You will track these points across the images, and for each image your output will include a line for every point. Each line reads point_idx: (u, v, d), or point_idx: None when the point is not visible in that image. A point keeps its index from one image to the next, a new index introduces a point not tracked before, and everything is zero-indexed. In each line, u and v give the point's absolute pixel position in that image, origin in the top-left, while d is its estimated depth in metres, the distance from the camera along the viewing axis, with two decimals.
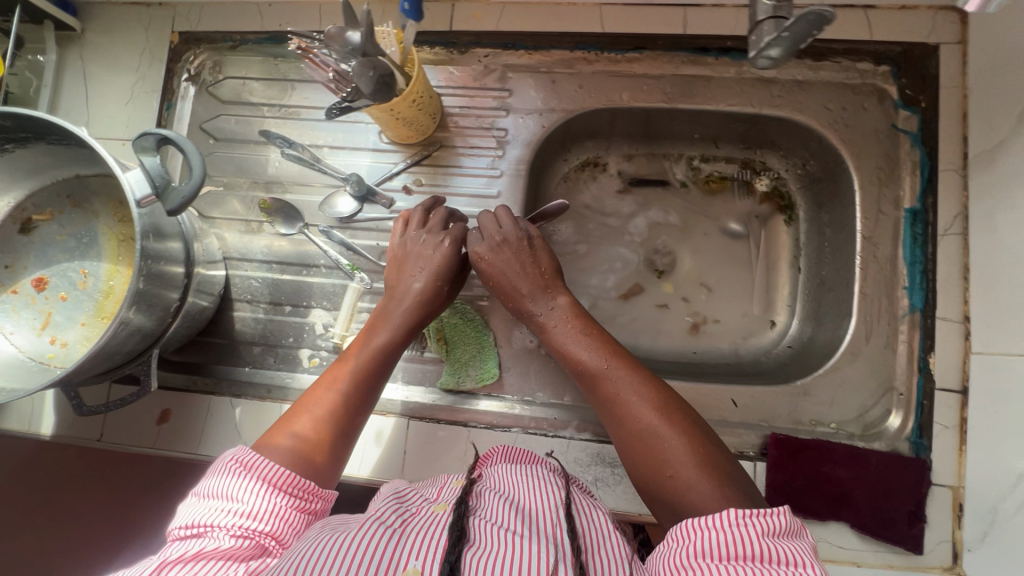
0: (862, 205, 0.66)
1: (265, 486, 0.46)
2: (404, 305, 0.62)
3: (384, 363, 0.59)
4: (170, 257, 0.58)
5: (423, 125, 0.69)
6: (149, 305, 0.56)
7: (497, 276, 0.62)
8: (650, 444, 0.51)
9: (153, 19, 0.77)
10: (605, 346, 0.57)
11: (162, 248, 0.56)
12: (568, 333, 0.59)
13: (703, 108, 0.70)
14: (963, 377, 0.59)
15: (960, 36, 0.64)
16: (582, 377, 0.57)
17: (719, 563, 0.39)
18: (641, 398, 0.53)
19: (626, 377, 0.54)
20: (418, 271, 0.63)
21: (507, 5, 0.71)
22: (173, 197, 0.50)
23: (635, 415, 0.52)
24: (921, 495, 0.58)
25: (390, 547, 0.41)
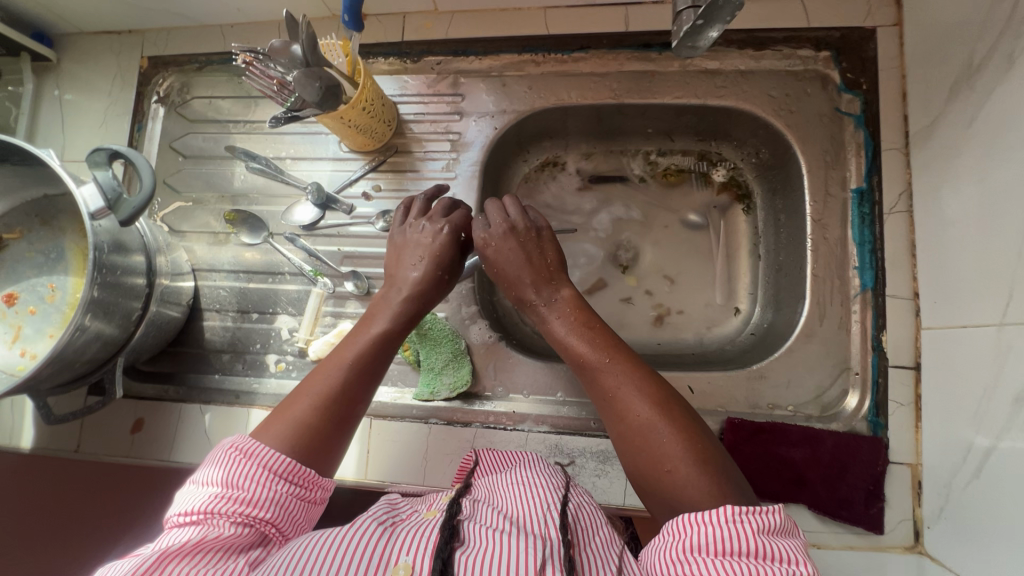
0: (810, 189, 0.66)
1: (264, 471, 0.45)
2: (400, 295, 0.60)
3: (384, 352, 0.57)
4: (131, 268, 0.60)
5: (378, 132, 0.71)
6: (108, 313, 0.58)
7: (497, 263, 0.61)
8: (651, 437, 0.49)
9: (125, 46, 0.81)
10: (605, 341, 0.56)
11: (124, 261, 0.59)
12: (565, 330, 0.57)
13: (650, 103, 0.71)
14: (916, 353, 0.59)
15: (896, 18, 0.65)
16: (581, 371, 0.55)
17: (715, 558, 0.39)
18: (642, 391, 0.51)
19: (628, 371, 0.53)
20: (417, 261, 0.62)
21: (455, 14, 0.74)
22: (122, 208, 0.53)
23: (635, 409, 0.50)
24: (878, 474, 0.58)
25: (381, 544, 0.41)
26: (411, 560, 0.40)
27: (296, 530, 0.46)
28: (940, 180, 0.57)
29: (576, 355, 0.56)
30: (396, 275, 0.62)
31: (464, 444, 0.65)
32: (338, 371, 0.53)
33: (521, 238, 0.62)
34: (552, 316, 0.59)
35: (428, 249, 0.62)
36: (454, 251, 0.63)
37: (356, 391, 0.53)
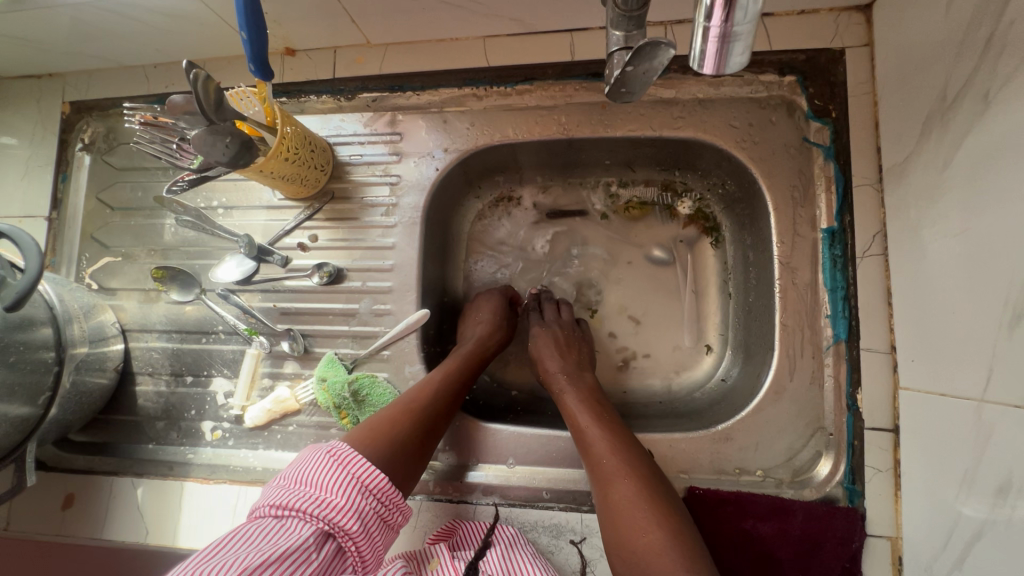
0: (777, 229, 0.61)
1: (355, 485, 0.46)
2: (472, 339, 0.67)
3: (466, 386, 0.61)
4: (35, 342, 0.55)
5: (311, 178, 0.66)
6: (8, 399, 0.54)
7: (539, 337, 0.67)
8: (631, 513, 0.46)
9: (45, 91, 0.76)
10: (608, 417, 0.56)
11: (27, 337, 0.55)
12: (575, 403, 0.59)
13: (602, 136, 0.66)
14: (894, 415, 0.54)
15: (867, 37, 0.59)
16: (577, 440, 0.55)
17: None
18: (634, 464, 0.50)
19: (620, 445, 0.52)
20: (479, 322, 0.70)
21: (389, 46, 0.68)
22: (8, 292, 0.48)
23: (620, 482, 0.49)
24: (854, 550, 0.52)
25: None
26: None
27: (372, 546, 0.46)
28: (915, 224, 0.52)
29: (575, 426, 0.56)
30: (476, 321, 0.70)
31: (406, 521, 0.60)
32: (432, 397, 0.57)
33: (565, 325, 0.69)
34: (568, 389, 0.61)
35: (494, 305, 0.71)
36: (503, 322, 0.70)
37: (441, 413, 0.57)
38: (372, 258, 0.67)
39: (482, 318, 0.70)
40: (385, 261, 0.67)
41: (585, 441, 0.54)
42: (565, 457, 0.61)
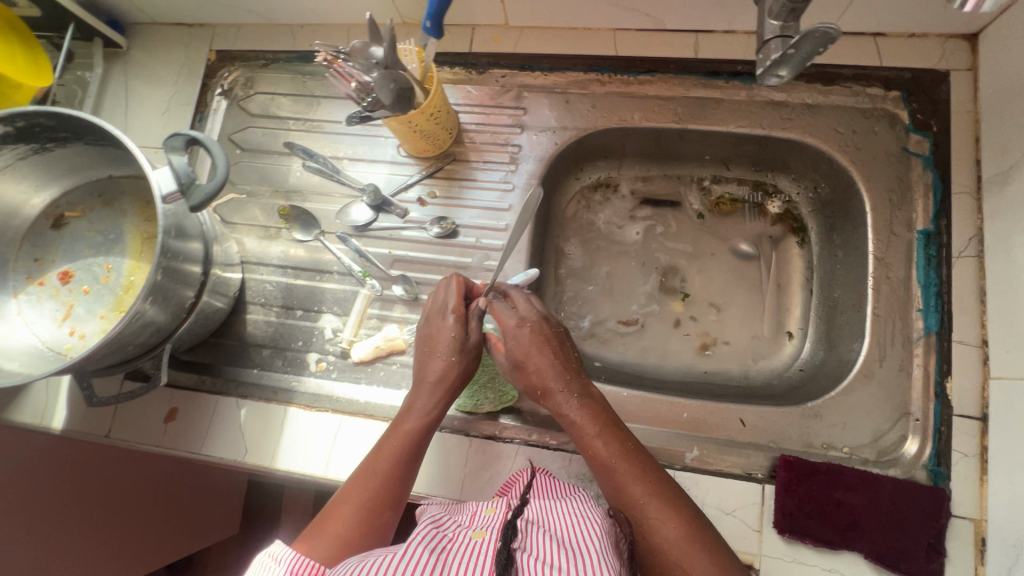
0: (874, 227, 0.65)
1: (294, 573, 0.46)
2: (422, 392, 0.60)
3: (420, 447, 0.58)
4: (188, 255, 0.60)
5: (439, 139, 0.72)
6: (164, 299, 0.58)
7: (529, 358, 0.61)
8: (677, 563, 0.48)
9: (195, 39, 0.83)
10: (630, 449, 0.56)
11: (184, 247, 0.59)
12: (592, 436, 0.56)
13: (713, 129, 0.71)
14: (982, 404, 0.58)
15: (971, 63, 0.65)
16: (605, 477, 0.55)
17: None
18: (666, 507, 0.51)
19: (652, 484, 0.53)
20: (441, 352, 0.62)
21: (525, 30, 0.75)
22: (196, 193, 0.53)
23: (661, 526, 0.50)
24: (940, 526, 0.55)
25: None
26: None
27: None
28: (1016, 226, 0.56)
29: (599, 464, 0.55)
30: (430, 368, 0.61)
31: (506, 461, 0.64)
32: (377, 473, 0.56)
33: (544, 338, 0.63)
34: (583, 421, 0.58)
35: (448, 345, 0.61)
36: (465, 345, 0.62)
37: (392, 481, 0.56)
38: (486, 218, 0.73)
39: (439, 351, 0.62)
40: (499, 223, 0.72)
41: (613, 480, 0.54)
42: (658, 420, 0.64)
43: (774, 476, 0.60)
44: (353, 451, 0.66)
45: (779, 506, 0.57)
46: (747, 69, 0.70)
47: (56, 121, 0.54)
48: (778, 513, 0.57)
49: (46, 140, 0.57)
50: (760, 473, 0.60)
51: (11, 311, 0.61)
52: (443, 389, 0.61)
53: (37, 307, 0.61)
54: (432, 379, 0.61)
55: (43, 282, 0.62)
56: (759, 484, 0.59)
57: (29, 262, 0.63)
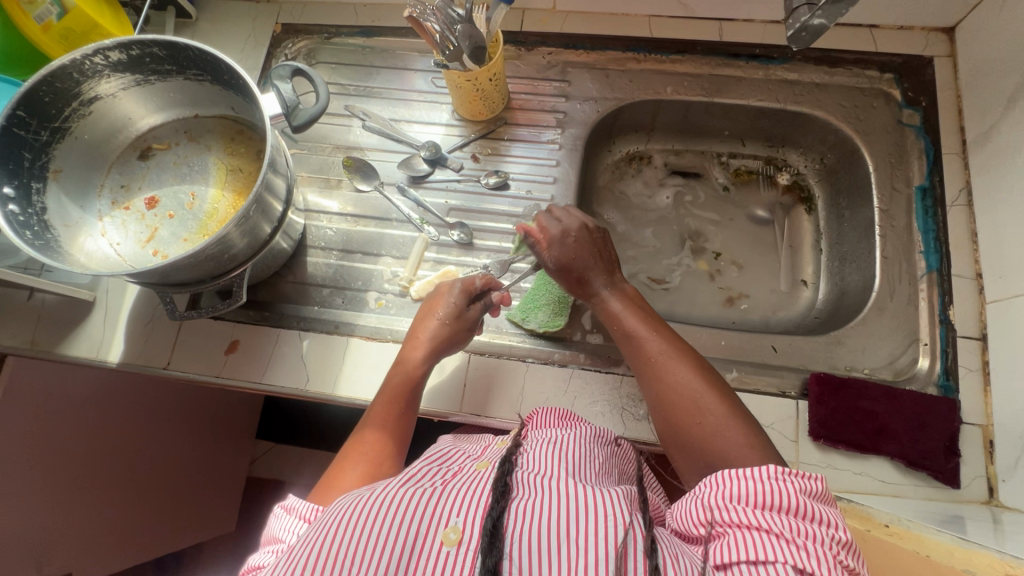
0: (878, 183, 0.75)
1: (305, 521, 0.50)
2: (418, 349, 0.65)
3: (412, 395, 0.63)
4: (272, 187, 0.63)
5: (494, 103, 0.80)
6: (248, 231, 0.62)
7: (572, 252, 0.65)
8: (687, 404, 0.53)
9: (262, 13, 0.90)
10: (652, 320, 0.61)
11: (270, 180, 0.61)
12: (620, 310, 0.62)
13: (736, 102, 0.81)
14: (981, 326, 0.66)
15: (950, 51, 0.78)
16: (626, 343, 0.61)
17: (755, 510, 0.41)
18: (682, 361, 0.56)
19: (673, 344, 0.58)
20: (438, 315, 0.66)
21: (570, 14, 0.85)
22: (300, 115, 0.61)
23: (676, 375, 0.55)
24: (954, 430, 0.62)
25: (431, 505, 0.42)
26: (461, 523, 0.40)
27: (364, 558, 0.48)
28: (998, 174, 0.67)
29: (624, 330, 0.61)
30: (419, 331, 0.66)
31: (560, 384, 0.68)
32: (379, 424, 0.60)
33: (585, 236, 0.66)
34: (610, 297, 0.64)
35: (447, 309, 0.66)
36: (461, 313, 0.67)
37: (393, 429, 0.60)
38: (535, 173, 0.80)
39: (435, 314, 0.66)
40: (547, 178, 0.80)
41: (634, 342, 0.60)
42: (700, 347, 0.70)
43: (806, 393, 0.66)
44: None
45: (814, 416, 0.64)
46: (764, 52, 0.81)
47: (167, 52, 0.59)
48: (813, 423, 0.63)
49: (150, 71, 0.62)
50: (793, 391, 0.67)
51: (97, 230, 0.64)
52: (428, 352, 0.65)
53: (122, 229, 0.65)
54: (421, 344, 0.65)
55: (129, 207, 0.66)
56: (793, 399, 0.65)
57: (116, 189, 0.67)
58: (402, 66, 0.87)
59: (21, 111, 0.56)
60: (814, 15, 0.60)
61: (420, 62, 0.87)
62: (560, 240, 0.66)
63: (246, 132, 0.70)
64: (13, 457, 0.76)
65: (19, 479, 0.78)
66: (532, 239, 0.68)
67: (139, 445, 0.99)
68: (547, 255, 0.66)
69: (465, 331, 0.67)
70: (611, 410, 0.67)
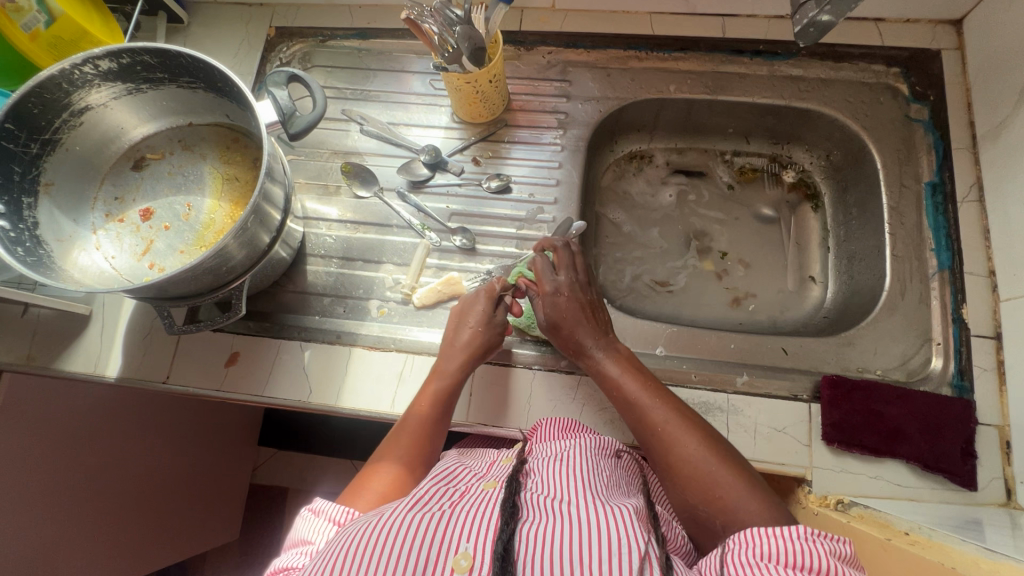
0: (886, 180, 0.74)
1: (335, 525, 0.50)
2: (453, 356, 0.64)
3: (449, 402, 0.62)
4: (269, 196, 0.61)
5: (494, 105, 0.78)
6: (247, 244, 0.60)
7: (562, 316, 0.63)
8: (701, 476, 0.51)
9: (255, 16, 0.88)
10: (651, 386, 0.59)
11: (268, 189, 0.60)
12: (618, 376, 0.60)
13: (740, 100, 0.80)
14: (995, 324, 0.65)
15: (958, 44, 0.76)
16: (627, 413, 0.58)
17: (785, 570, 0.40)
18: (688, 429, 0.54)
19: (675, 412, 0.56)
20: (467, 325, 0.65)
21: (569, 13, 0.83)
22: (297, 122, 0.59)
23: (685, 446, 0.53)
24: (970, 432, 0.61)
25: (439, 532, 0.41)
26: (472, 549, 0.40)
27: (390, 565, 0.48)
28: (1010, 169, 0.65)
29: (625, 399, 0.58)
30: (452, 339, 0.65)
31: (568, 392, 0.67)
32: (413, 430, 0.59)
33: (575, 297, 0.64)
34: (606, 361, 0.61)
35: (477, 316, 0.65)
36: (491, 322, 0.65)
37: (428, 437, 0.59)
38: (537, 176, 0.79)
39: (466, 322, 0.65)
40: (550, 180, 0.79)
41: (636, 412, 0.57)
42: (709, 351, 0.69)
43: (819, 396, 0.65)
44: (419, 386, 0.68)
45: (827, 419, 0.62)
46: (768, 48, 0.80)
47: (158, 60, 0.58)
48: (825, 426, 0.62)
49: (141, 80, 0.61)
50: (805, 394, 0.66)
51: (91, 244, 0.62)
52: (462, 360, 0.63)
53: (117, 242, 0.63)
54: (454, 352, 0.64)
55: (123, 219, 0.65)
56: (805, 403, 0.64)
57: (109, 200, 0.66)
58: (399, 69, 0.86)
59: (9, 123, 0.54)
60: (820, 13, 0.59)
61: (417, 64, 0.86)
62: (551, 304, 0.64)
63: (242, 140, 0.68)
64: (12, 475, 0.75)
65: (19, 496, 0.77)
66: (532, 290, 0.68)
67: (141, 458, 0.98)
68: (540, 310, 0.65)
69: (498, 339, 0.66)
70: (620, 417, 0.65)
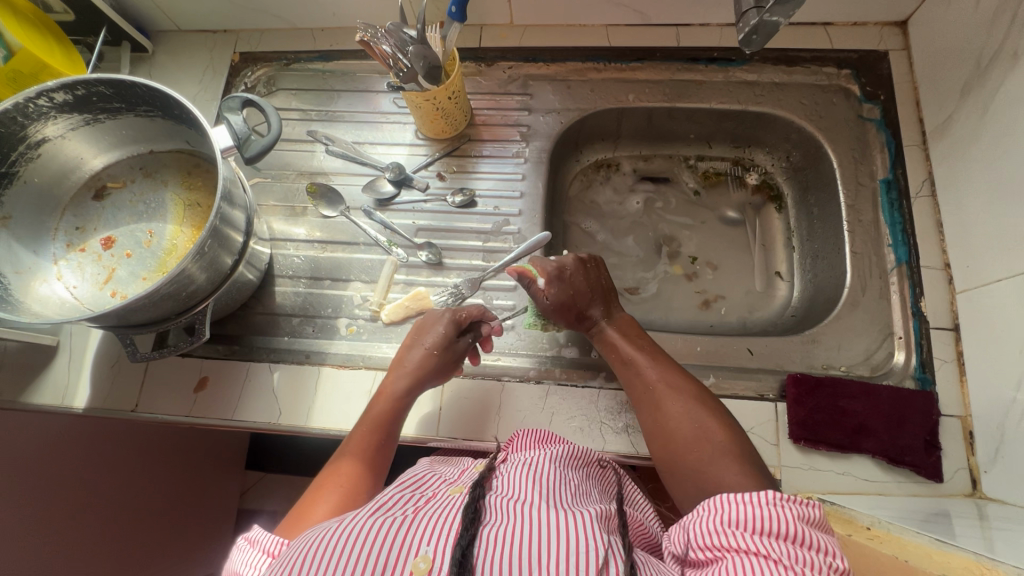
0: (842, 179, 0.76)
1: (268, 556, 0.47)
2: (399, 379, 0.63)
3: (392, 424, 0.61)
4: (230, 219, 0.62)
5: (456, 121, 0.79)
6: (209, 265, 0.60)
7: (570, 285, 0.66)
8: (684, 431, 0.54)
9: (219, 42, 0.90)
10: (653, 352, 0.62)
11: (228, 212, 0.61)
12: (619, 340, 0.64)
13: (698, 106, 0.81)
14: (953, 315, 0.66)
15: (904, 44, 0.79)
16: (625, 374, 0.62)
17: (754, 535, 0.40)
18: (679, 389, 0.57)
19: (671, 373, 0.59)
20: (418, 347, 0.65)
21: (528, 28, 0.85)
22: (252, 146, 0.60)
23: (674, 404, 0.57)
24: (933, 423, 0.62)
25: (401, 535, 0.40)
26: (431, 552, 0.38)
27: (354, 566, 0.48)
28: (958, 164, 0.67)
29: (625, 362, 0.62)
30: (404, 361, 0.65)
31: (538, 401, 0.67)
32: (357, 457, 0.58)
33: (584, 267, 0.68)
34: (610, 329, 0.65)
35: (432, 339, 0.65)
36: (450, 343, 0.65)
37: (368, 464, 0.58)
38: (502, 188, 0.80)
39: (420, 343, 0.65)
40: (515, 192, 0.80)
41: (634, 373, 0.61)
42: (677, 354, 0.70)
43: (784, 395, 0.65)
44: None
45: (793, 418, 0.63)
46: (722, 55, 0.81)
47: (113, 91, 0.58)
48: (791, 425, 0.63)
49: (98, 110, 0.61)
50: (772, 394, 0.66)
51: (52, 274, 0.63)
52: (409, 382, 0.63)
53: (79, 272, 0.64)
54: (402, 374, 0.63)
55: (84, 248, 0.65)
56: (771, 402, 0.65)
57: (71, 231, 0.66)
58: (363, 89, 0.87)
59: None
60: (766, 15, 0.59)
61: (381, 84, 0.87)
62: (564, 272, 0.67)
63: (203, 165, 0.69)
64: None
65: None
66: (527, 279, 0.67)
67: (123, 486, 0.96)
68: (544, 294, 0.67)
69: (450, 364, 0.65)
70: (589, 425, 0.65)
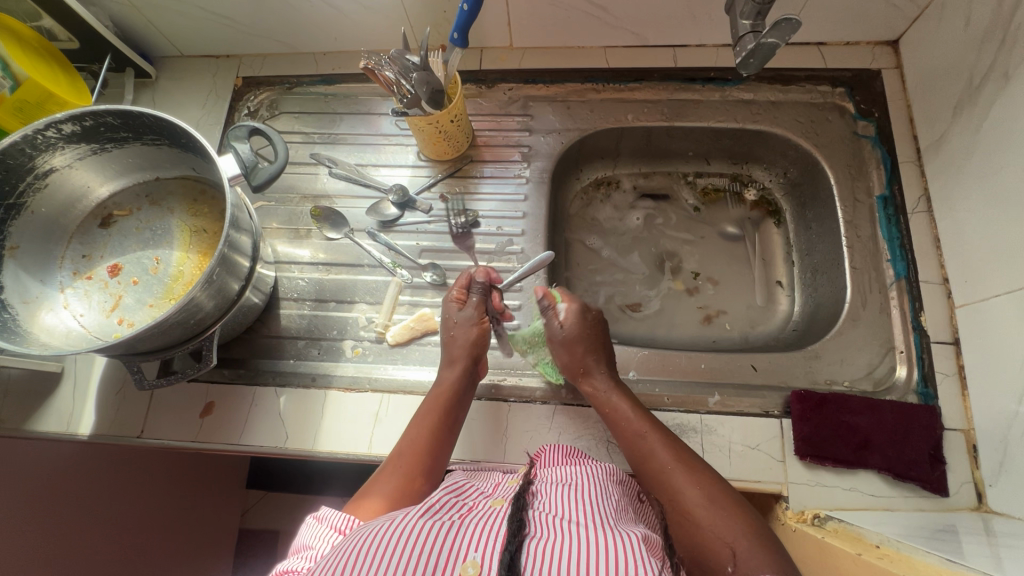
0: (839, 195, 0.77)
1: (336, 532, 0.49)
2: (451, 367, 0.65)
3: (452, 400, 0.63)
4: (236, 244, 0.62)
5: (458, 143, 0.80)
6: (217, 290, 0.60)
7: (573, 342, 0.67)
8: (698, 518, 0.51)
9: (221, 67, 0.91)
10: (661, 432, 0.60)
11: (236, 238, 0.61)
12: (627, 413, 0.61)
13: (696, 125, 0.82)
14: (952, 330, 0.67)
15: (896, 63, 0.81)
16: (635, 453, 0.59)
17: None
18: (693, 475, 0.55)
19: (681, 455, 0.57)
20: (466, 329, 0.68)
21: (527, 51, 0.87)
22: (259, 174, 0.61)
23: (686, 486, 0.54)
24: (937, 437, 0.62)
25: (451, 538, 0.40)
26: (480, 557, 0.39)
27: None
28: (953, 181, 0.68)
29: (634, 441, 0.59)
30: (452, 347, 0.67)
31: (545, 421, 0.68)
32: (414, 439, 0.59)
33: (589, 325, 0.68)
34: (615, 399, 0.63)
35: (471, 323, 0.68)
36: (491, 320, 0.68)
37: (429, 445, 0.59)
38: (505, 208, 0.81)
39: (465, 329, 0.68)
40: (517, 212, 0.80)
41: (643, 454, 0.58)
42: (682, 372, 0.70)
43: (789, 411, 0.66)
44: (394, 426, 0.68)
45: (798, 434, 0.63)
46: (719, 75, 0.83)
47: (122, 122, 0.59)
48: (797, 442, 0.63)
49: (106, 140, 0.62)
50: (776, 410, 0.67)
51: (59, 303, 0.63)
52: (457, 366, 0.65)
53: (86, 300, 0.64)
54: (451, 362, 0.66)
55: (91, 276, 0.66)
56: (777, 419, 0.65)
57: (78, 258, 0.67)
58: (366, 111, 0.88)
59: None
60: (765, 37, 0.59)
61: (383, 106, 0.88)
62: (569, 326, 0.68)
63: (209, 192, 0.70)
64: None
65: None
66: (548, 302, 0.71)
67: (126, 511, 0.95)
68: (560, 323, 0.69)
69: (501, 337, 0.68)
70: (597, 445, 0.66)
